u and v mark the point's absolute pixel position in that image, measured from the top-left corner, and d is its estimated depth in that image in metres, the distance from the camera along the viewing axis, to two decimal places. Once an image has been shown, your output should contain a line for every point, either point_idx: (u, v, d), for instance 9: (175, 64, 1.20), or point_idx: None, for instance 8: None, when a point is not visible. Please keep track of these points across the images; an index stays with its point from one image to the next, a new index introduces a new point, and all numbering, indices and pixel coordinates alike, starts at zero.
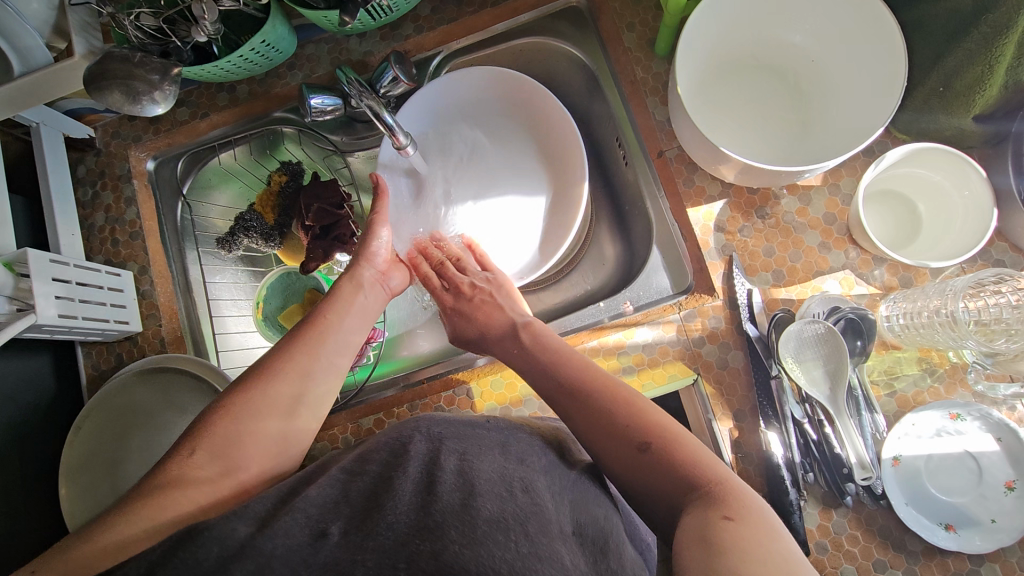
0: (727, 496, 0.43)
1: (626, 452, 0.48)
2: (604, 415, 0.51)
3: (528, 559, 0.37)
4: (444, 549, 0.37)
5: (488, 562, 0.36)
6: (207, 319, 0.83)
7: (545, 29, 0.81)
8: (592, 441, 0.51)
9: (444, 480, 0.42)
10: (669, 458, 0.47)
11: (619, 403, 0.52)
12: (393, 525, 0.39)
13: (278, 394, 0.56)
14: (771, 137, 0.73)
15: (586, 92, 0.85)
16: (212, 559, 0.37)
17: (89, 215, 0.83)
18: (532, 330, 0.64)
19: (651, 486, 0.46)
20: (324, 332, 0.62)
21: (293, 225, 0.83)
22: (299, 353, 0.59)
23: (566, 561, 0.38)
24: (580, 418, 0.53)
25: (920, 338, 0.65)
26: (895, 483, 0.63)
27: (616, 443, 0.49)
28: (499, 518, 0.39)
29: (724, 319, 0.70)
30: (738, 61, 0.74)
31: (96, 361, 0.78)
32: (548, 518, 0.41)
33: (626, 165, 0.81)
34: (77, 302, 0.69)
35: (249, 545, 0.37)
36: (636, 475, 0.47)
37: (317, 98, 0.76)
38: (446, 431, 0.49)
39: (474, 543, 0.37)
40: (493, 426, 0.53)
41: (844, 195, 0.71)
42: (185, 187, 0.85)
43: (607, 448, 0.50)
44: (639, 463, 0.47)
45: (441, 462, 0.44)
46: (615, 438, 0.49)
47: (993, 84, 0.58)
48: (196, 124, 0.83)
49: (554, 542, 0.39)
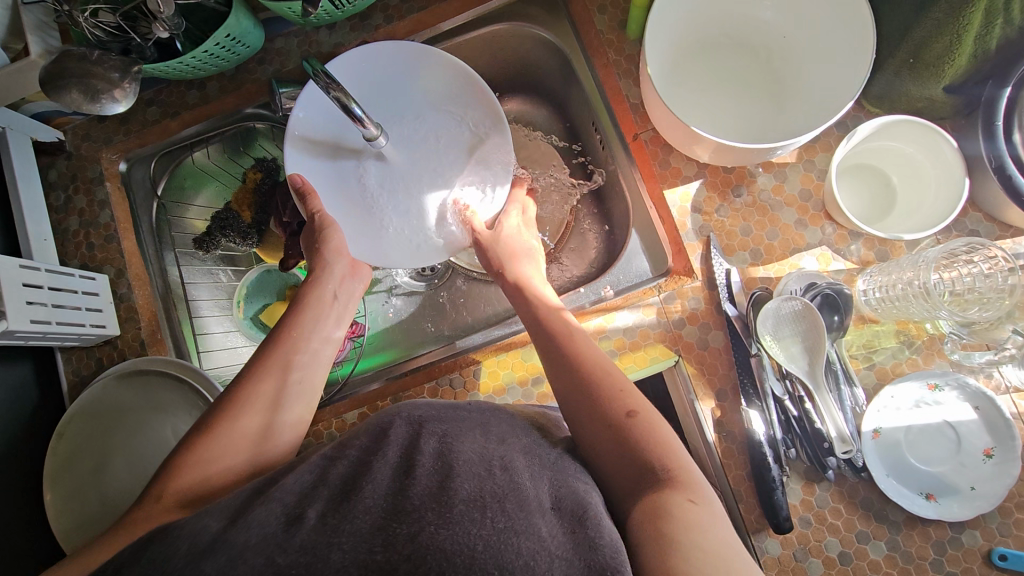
0: (689, 482, 0.45)
1: (602, 420, 0.50)
2: (591, 386, 0.53)
3: (503, 533, 0.37)
4: (420, 531, 0.37)
5: (464, 541, 0.36)
6: (188, 320, 0.83)
7: (517, 14, 0.80)
8: (583, 398, 0.52)
9: (422, 463, 0.43)
10: (645, 436, 0.48)
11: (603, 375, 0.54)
12: (370, 507, 0.39)
13: (261, 391, 0.56)
14: (744, 117, 0.73)
15: (561, 75, 0.84)
16: (180, 557, 0.37)
17: (62, 220, 0.82)
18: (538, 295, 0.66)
19: (621, 453, 0.48)
20: (298, 339, 0.61)
21: (271, 222, 0.83)
22: (279, 353, 0.59)
23: (543, 533, 0.38)
24: (566, 379, 0.55)
25: (896, 310, 0.65)
26: (875, 455, 0.63)
27: (601, 408, 0.51)
28: (475, 498, 0.39)
29: (703, 299, 0.70)
30: (711, 39, 0.73)
31: (76, 367, 0.78)
32: (526, 494, 0.41)
33: (603, 149, 0.80)
34: (49, 308, 0.68)
35: (219, 540, 0.38)
36: (613, 441, 0.49)
37: (287, 92, 0.75)
38: (428, 415, 0.50)
39: (450, 523, 0.37)
40: (474, 407, 0.54)
41: (819, 170, 0.71)
42: (159, 188, 0.84)
43: (588, 413, 0.51)
44: (621, 428, 0.49)
45: (421, 445, 0.45)
46: (597, 407, 0.51)
47: (961, 53, 0.58)
48: (166, 124, 0.82)
49: (531, 516, 0.39)
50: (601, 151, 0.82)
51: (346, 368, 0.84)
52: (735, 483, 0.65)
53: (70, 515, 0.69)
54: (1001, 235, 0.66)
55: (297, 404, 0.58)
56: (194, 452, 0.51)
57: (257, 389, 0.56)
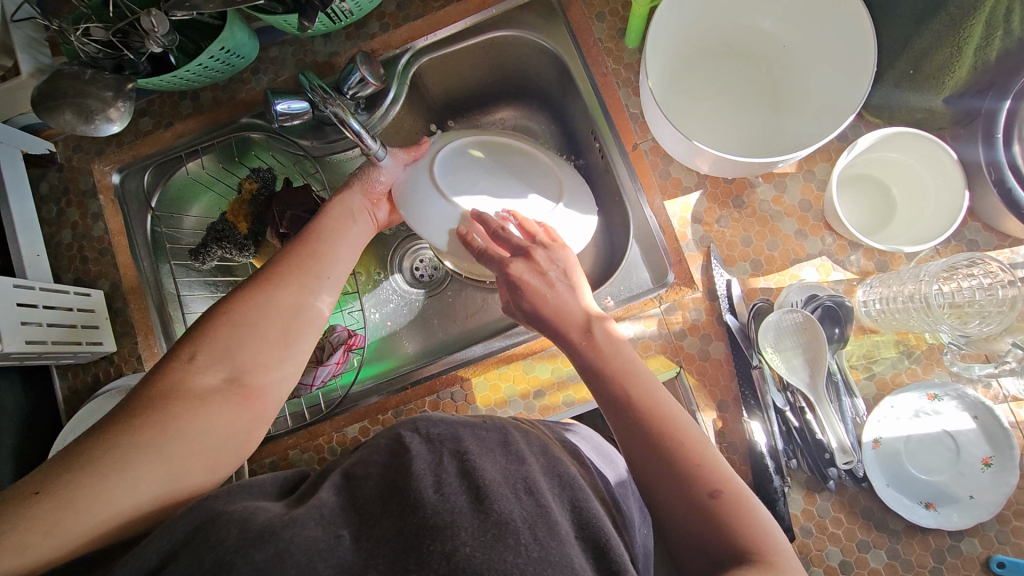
0: (783, 570, 0.41)
1: (690, 500, 0.45)
2: (669, 453, 0.47)
3: (539, 564, 0.35)
4: (454, 550, 0.35)
5: (503, 567, 0.34)
6: (183, 333, 0.81)
7: (515, 21, 0.79)
8: (660, 466, 0.47)
9: (450, 482, 0.40)
10: (734, 519, 0.43)
11: (681, 440, 0.47)
12: (402, 524, 0.37)
13: (278, 306, 0.55)
14: (744, 126, 0.72)
15: (559, 83, 0.84)
16: (233, 540, 0.36)
17: (54, 232, 0.81)
18: (606, 330, 0.55)
19: (708, 536, 0.43)
20: (320, 258, 0.60)
21: (267, 233, 0.82)
22: (295, 277, 0.57)
23: (577, 564, 0.36)
24: (636, 442, 0.48)
25: (896, 321, 0.66)
26: (875, 465, 0.64)
27: (683, 481, 0.45)
28: (508, 522, 0.37)
29: (705, 310, 0.70)
30: (710, 49, 0.73)
31: (72, 382, 0.77)
32: (556, 520, 0.39)
33: (602, 158, 0.80)
34: (44, 327, 0.67)
35: (270, 532, 0.36)
36: (699, 523, 0.44)
37: (283, 103, 0.74)
38: (443, 432, 0.47)
39: (487, 547, 0.35)
40: (490, 425, 0.52)
41: (819, 180, 0.70)
42: (154, 200, 0.82)
43: (669, 489, 0.46)
44: (707, 510, 0.44)
45: (444, 464, 0.42)
46: (677, 481, 0.46)
47: (961, 66, 0.58)
48: (160, 134, 0.80)
49: (563, 545, 0.37)
50: (600, 160, 0.81)
51: (348, 378, 0.83)
52: None
53: None
54: (999, 245, 0.66)
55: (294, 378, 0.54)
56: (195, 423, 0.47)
57: (270, 308, 0.54)
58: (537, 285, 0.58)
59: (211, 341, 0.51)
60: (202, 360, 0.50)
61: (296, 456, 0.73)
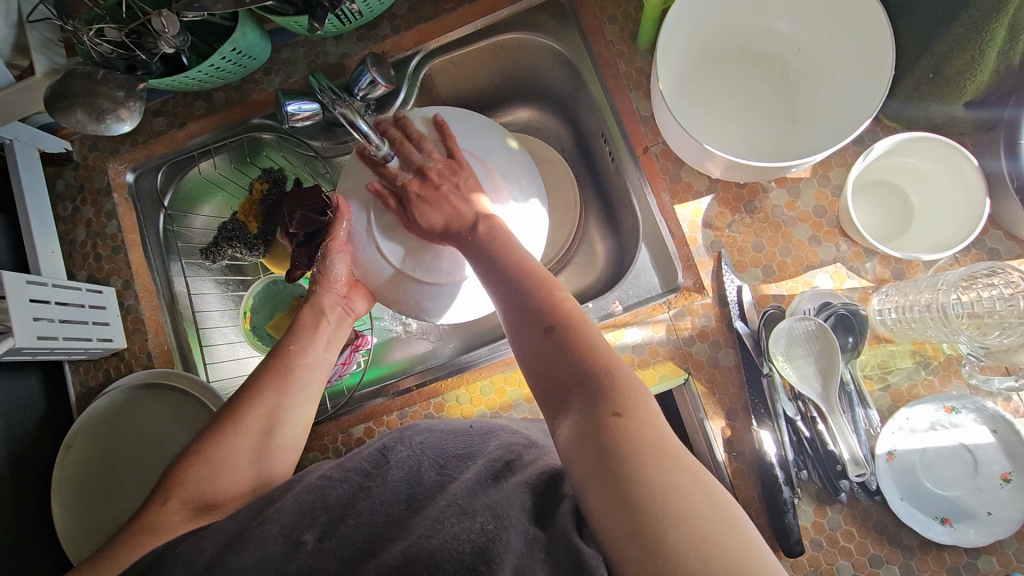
0: (619, 390, 0.44)
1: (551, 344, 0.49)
2: (524, 307, 0.53)
3: (487, 532, 0.38)
4: (411, 541, 0.37)
5: (453, 542, 0.37)
6: (194, 331, 0.82)
7: (526, 23, 0.79)
8: (519, 318, 0.52)
9: (420, 483, 0.44)
10: (572, 348, 0.48)
11: (534, 296, 0.53)
12: (365, 521, 0.41)
13: (248, 425, 0.56)
14: (757, 130, 0.71)
15: (570, 85, 0.83)
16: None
17: (70, 230, 0.82)
18: (490, 226, 0.61)
19: (553, 364, 0.48)
20: (293, 375, 0.60)
21: (277, 233, 0.81)
22: (267, 397, 0.58)
23: (527, 536, 0.39)
24: (506, 303, 0.54)
25: (912, 332, 0.64)
26: (889, 478, 0.62)
27: (531, 325, 0.51)
28: (466, 509, 0.40)
29: (714, 316, 0.69)
30: (725, 50, 0.72)
31: (84, 378, 0.78)
32: (513, 498, 0.42)
33: (612, 161, 0.80)
34: (56, 323, 0.68)
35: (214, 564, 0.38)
36: (549, 355, 0.49)
37: (293, 104, 0.74)
38: (428, 442, 0.50)
39: (438, 530, 0.38)
40: (477, 430, 0.54)
41: (834, 186, 0.69)
42: (166, 200, 0.83)
43: (526, 335, 0.51)
44: (551, 343, 0.49)
45: (421, 471, 0.46)
46: (530, 325, 0.51)
47: (982, 69, 0.56)
48: (173, 134, 0.81)
49: (516, 518, 0.40)
50: (610, 164, 0.81)
51: (354, 379, 0.83)
52: (745, 504, 0.64)
53: (75, 529, 0.69)
54: (1021, 253, 0.64)
55: (290, 434, 0.58)
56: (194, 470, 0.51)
57: (242, 430, 0.55)
58: (433, 201, 0.64)
59: (180, 474, 0.51)
60: (174, 501, 0.49)
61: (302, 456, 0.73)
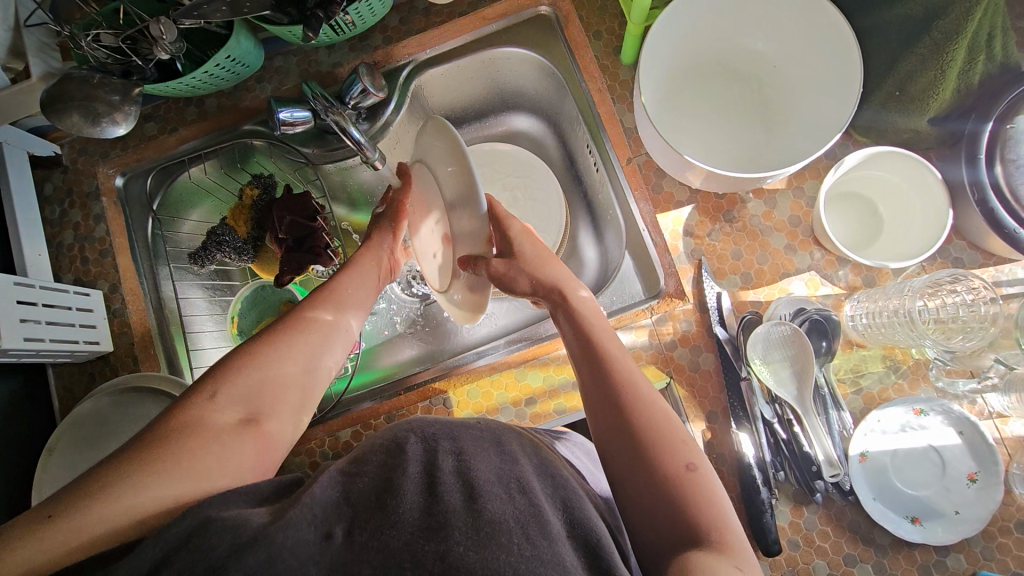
0: (735, 549, 0.43)
1: (659, 465, 0.47)
2: (649, 432, 0.49)
3: (531, 562, 0.37)
4: (448, 550, 0.37)
5: (495, 566, 0.36)
6: (181, 335, 0.82)
7: (514, 36, 0.81)
8: (633, 437, 0.49)
9: (444, 480, 0.43)
10: (701, 494, 0.46)
11: (662, 424, 0.50)
12: (398, 523, 0.39)
13: (293, 366, 0.56)
14: (737, 142, 0.74)
15: (556, 97, 0.86)
16: (223, 547, 0.36)
17: (58, 233, 0.82)
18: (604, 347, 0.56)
19: (662, 504, 0.46)
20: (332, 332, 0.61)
21: (267, 238, 0.83)
22: (309, 353, 0.58)
23: (566, 564, 0.38)
24: (617, 416, 0.51)
25: (883, 336, 0.67)
26: (862, 478, 0.65)
27: (655, 452, 0.48)
28: (500, 521, 0.39)
29: (695, 322, 0.71)
30: (705, 66, 0.75)
31: (68, 383, 0.78)
32: (546, 519, 0.41)
33: (596, 170, 0.82)
34: (43, 325, 0.68)
35: (262, 534, 0.36)
36: (664, 490, 0.46)
37: (286, 111, 0.76)
38: (440, 431, 0.50)
39: (480, 546, 0.37)
40: (485, 428, 0.53)
41: (809, 197, 0.72)
42: (155, 203, 0.83)
43: (639, 460, 0.48)
44: (678, 480, 0.47)
45: (439, 463, 0.45)
46: (649, 452, 0.48)
47: (944, 88, 0.60)
48: (164, 139, 0.83)
49: (554, 546, 0.39)
50: (595, 173, 0.83)
51: (342, 384, 0.83)
52: None
53: None
54: (983, 262, 0.67)
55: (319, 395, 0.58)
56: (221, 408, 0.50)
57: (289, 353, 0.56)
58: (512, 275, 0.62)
59: (234, 380, 0.52)
60: (222, 399, 0.50)
61: (288, 458, 0.74)
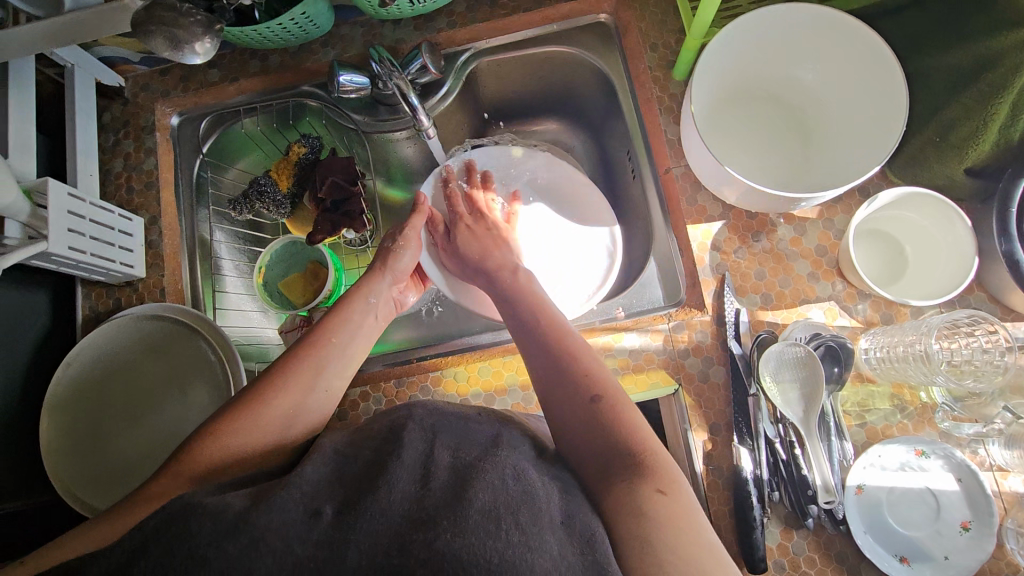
0: (658, 469, 0.48)
1: (578, 400, 0.54)
2: (561, 364, 0.57)
3: (518, 548, 0.38)
4: (436, 537, 0.38)
5: (480, 552, 0.37)
6: (208, 276, 0.85)
7: (572, 39, 0.85)
8: (549, 374, 0.56)
9: (438, 471, 0.44)
10: (610, 417, 0.52)
11: (585, 360, 0.57)
12: (387, 511, 0.40)
13: (293, 384, 0.57)
14: (773, 167, 0.76)
15: (604, 104, 0.89)
16: (205, 533, 0.38)
17: (108, 160, 0.85)
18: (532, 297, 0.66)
19: (584, 432, 0.52)
20: (327, 343, 0.61)
21: (306, 197, 0.87)
22: (300, 366, 0.58)
23: (554, 551, 0.39)
24: (541, 355, 0.58)
25: (894, 372, 0.68)
26: (856, 511, 0.65)
27: (570, 386, 0.55)
28: (490, 509, 0.40)
29: (710, 334, 0.72)
30: (752, 91, 0.77)
31: (94, 304, 0.80)
32: (538, 507, 0.42)
33: (633, 178, 0.85)
34: (87, 239, 0.70)
35: (243, 521, 0.39)
36: (579, 418, 0.53)
37: (346, 75, 0.79)
38: (437, 423, 0.51)
39: (463, 533, 0.38)
40: (484, 419, 0.55)
41: (837, 230, 0.73)
42: (205, 146, 0.86)
43: (561, 395, 0.54)
44: (588, 409, 0.53)
45: (435, 455, 0.46)
46: (569, 385, 0.55)
47: (985, 140, 0.61)
48: (223, 87, 0.86)
49: (542, 532, 0.40)
50: (632, 180, 0.86)
51: None
52: (715, 516, 0.67)
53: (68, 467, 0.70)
54: (1001, 317, 0.68)
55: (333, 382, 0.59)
56: (218, 440, 0.52)
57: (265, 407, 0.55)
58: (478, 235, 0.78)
59: (239, 418, 0.53)
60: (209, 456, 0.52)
61: None
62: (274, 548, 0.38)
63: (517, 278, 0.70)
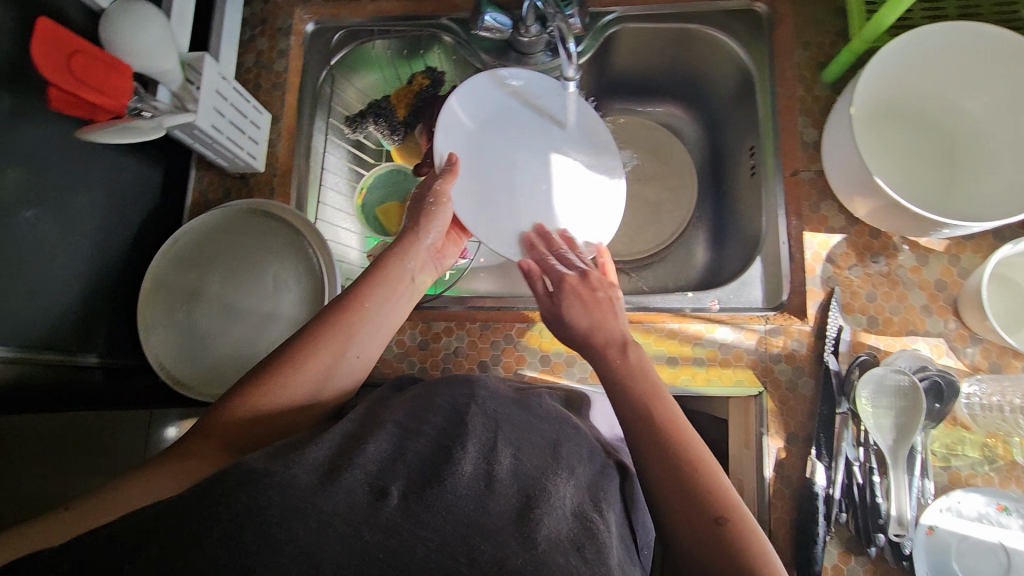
0: None
1: (689, 511, 0.43)
2: (677, 465, 0.46)
3: None
4: (507, 560, 0.35)
5: None
6: (313, 185, 0.85)
7: (719, 22, 0.83)
8: (666, 470, 0.46)
9: (499, 477, 0.41)
10: (739, 545, 0.42)
11: (699, 458, 0.46)
12: (450, 514, 0.37)
13: (313, 358, 0.53)
14: (916, 190, 0.73)
15: (735, 95, 0.87)
16: (274, 507, 0.34)
17: (240, 54, 0.86)
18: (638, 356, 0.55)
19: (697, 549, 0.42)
20: (357, 312, 0.57)
21: (419, 129, 0.87)
22: (325, 337, 0.55)
23: None
24: (653, 450, 0.47)
25: (998, 422, 0.66)
26: (923, 551, 0.63)
27: (688, 484, 0.45)
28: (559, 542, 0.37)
29: (806, 344, 0.71)
30: (905, 110, 0.75)
31: (204, 189, 0.83)
32: (600, 547, 0.39)
33: (750, 176, 0.84)
34: (226, 121, 0.71)
35: (307, 500, 0.35)
36: (695, 529, 0.43)
37: (490, 15, 0.78)
38: (497, 416, 0.48)
39: (537, 563, 0.35)
40: (545, 415, 0.53)
41: (962, 267, 0.71)
42: (334, 59, 0.87)
43: (674, 498, 0.44)
44: (708, 522, 0.43)
45: (498, 456, 0.43)
46: (686, 488, 0.44)
47: None
48: (362, 4, 0.87)
49: None
50: (748, 178, 0.85)
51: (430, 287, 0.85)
52: (776, 524, 0.66)
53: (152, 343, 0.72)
54: None
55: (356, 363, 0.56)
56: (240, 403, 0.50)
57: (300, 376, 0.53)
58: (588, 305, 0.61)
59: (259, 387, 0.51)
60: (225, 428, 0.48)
61: None
62: (342, 534, 0.34)
63: (623, 354, 0.55)
